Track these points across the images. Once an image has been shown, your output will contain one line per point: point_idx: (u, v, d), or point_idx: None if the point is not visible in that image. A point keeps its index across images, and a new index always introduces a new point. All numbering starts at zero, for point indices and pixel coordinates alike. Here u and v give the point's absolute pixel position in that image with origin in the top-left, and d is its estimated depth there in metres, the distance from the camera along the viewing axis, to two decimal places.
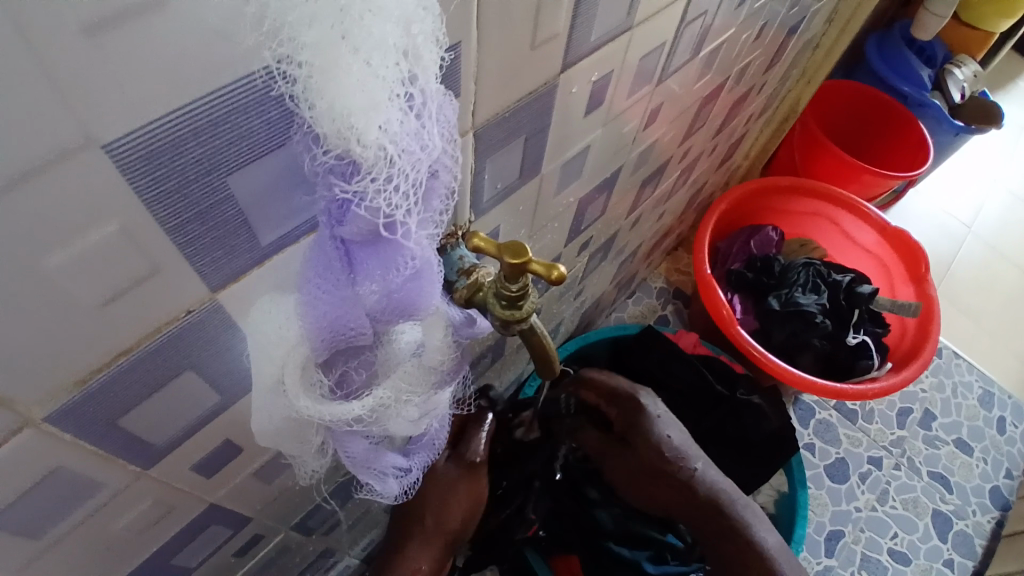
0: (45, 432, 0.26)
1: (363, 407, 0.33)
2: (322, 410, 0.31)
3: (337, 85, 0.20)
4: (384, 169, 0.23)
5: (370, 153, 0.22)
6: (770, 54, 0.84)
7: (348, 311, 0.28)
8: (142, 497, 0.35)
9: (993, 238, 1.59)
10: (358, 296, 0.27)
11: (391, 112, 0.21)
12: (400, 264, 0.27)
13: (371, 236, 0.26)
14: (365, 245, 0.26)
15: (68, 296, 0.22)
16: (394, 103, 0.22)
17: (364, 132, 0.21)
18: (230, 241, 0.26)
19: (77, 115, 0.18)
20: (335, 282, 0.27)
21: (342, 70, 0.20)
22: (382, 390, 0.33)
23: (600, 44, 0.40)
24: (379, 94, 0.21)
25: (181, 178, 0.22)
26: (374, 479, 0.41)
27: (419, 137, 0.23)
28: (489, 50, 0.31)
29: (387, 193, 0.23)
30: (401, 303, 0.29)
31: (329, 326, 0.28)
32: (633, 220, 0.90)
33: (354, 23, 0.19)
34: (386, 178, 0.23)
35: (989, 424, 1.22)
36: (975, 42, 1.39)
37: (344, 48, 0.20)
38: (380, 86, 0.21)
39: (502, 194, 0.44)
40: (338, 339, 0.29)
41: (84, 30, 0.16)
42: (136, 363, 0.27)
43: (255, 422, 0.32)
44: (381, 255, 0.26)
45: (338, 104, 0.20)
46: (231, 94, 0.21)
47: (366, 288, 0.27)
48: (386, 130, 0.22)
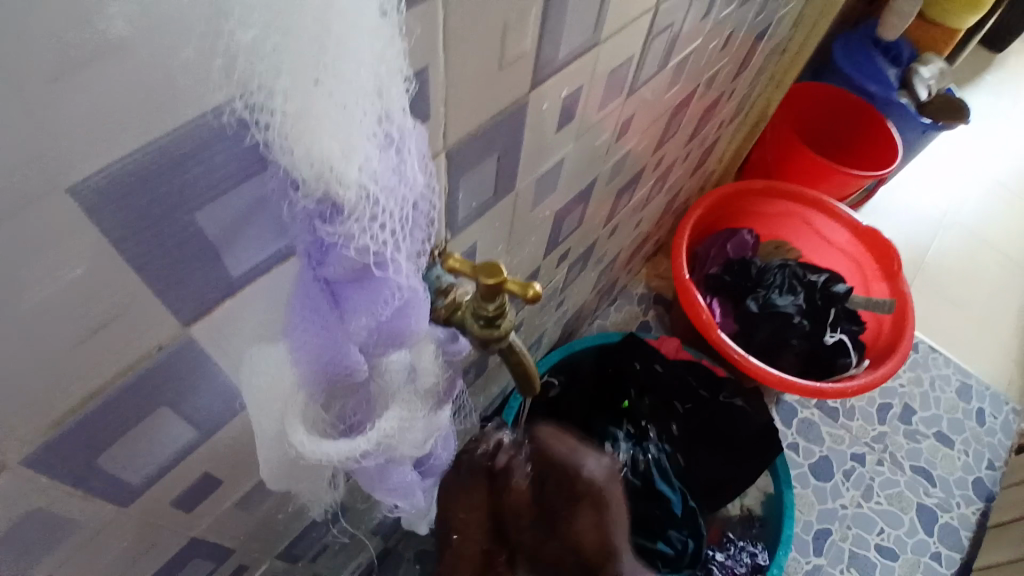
0: (17, 478, 0.25)
1: (368, 441, 0.32)
2: (323, 449, 0.30)
3: (314, 130, 0.20)
4: (367, 210, 0.23)
5: (353, 195, 0.22)
6: (738, 62, 0.85)
7: (341, 349, 0.27)
8: (121, 536, 0.35)
9: (963, 232, 1.63)
10: (350, 333, 0.27)
11: (369, 152, 0.22)
12: (390, 297, 0.26)
13: (357, 274, 0.25)
14: (353, 282, 0.26)
15: (43, 339, 0.22)
16: (371, 143, 0.22)
17: (345, 174, 0.22)
18: (203, 275, 0.26)
19: (44, 162, 0.18)
20: (325, 322, 0.26)
21: (320, 116, 0.20)
22: (384, 422, 0.33)
23: (568, 61, 0.40)
24: (357, 137, 0.21)
25: (148, 216, 0.22)
26: (390, 495, 0.41)
27: (398, 174, 0.24)
28: (457, 73, 0.31)
29: (372, 232, 0.24)
30: (394, 334, 0.28)
31: (322, 365, 0.28)
32: (611, 228, 0.91)
33: (329, 69, 0.19)
34: (370, 217, 0.23)
35: (969, 415, 1.24)
36: (939, 40, 1.43)
37: (319, 94, 0.20)
38: (357, 129, 0.21)
39: (478, 211, 0.44)
40: (332, 377, 0.29)
41: (46, 76, 0.16)
42: (107, 404, 0.27)
43: (261, 465, 0.32)
44: (371, 292, 0.26)
45: (316, 148, 0.21)
46: (200, 134, 0.21)
47: (358, 326, 0.26)
48: (365, 169, 0.22)
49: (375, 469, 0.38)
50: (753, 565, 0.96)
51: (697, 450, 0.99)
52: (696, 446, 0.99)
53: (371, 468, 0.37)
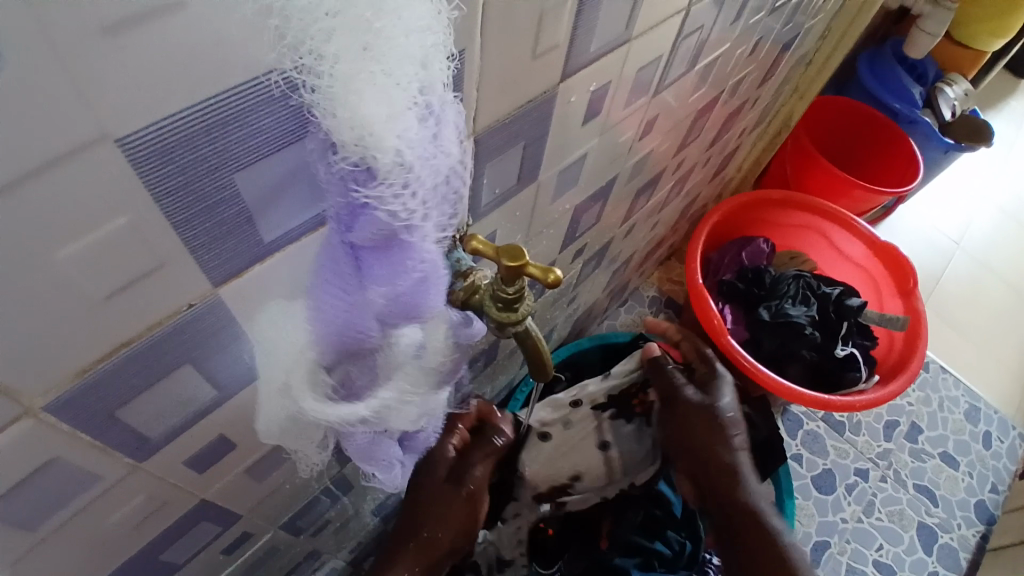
0: (45, 423, 0.26)
1: (365, 409, 0.34)
2: (326, 411, 0.33)
3: (358, 94, 0.21)
4: (400, 176, 0.24)
5: (388, 160, 0.23)
6: (764, 69, 0.85)
7: (358, 315, 0.28)
8: (136, 491, 0.36)
9: (981, 255, 1.61)
10: (368, 301, 0.28)
11: (408, 122, 0.23)
12: (409, 267, 0.27)
13: (383, 240, 0.26)
14: (377, 251, 0.27)
15: (81, 285, 0.23)
16: (411, 112, 0.23)
17: (382, 139, 0.22)
18: (235, 239, 0.26)
19: (95, 111, 0.18)
20: (345, 287, 0.27)
21: (363, 80, 0.21)
22: (385, 393, 0.35)
23: (598, 55, 0.41)
24: (398, 102, 0.22)
25: (188, 177, 0.22)
26: (379, 470, 0.42)
27: (434, 145, 0.25)
28: (491, 58, 0.31)
29: (403, 198, 0.25)
30: (409, 306, 0.29)
31: (338, 329, 0.29)
32: (627, 228, 0.91)
33: (376, 34, 0.20)
34: (402, 184, 0.24)
35: (975, 438, 1.23)
36: (965, 61, 1.42)
37: (364, 59, 0.21)
38: (400, 96, 0.22)
39: (500, 199, 0.45)
40: (345, 341, 0.30)
41: (106, 27, 0.17)
42: (136, 357, 0.27)
43: (261, 421, 0.33)
44: (392, 258, 0.27)
45: (359, 114, 0.22)
46: (247, 96, 0.22)
47: (376, 293, 0.28)
48: (403, 137, 0.23)
49: (365, 442, 0.39)
50: None
51: None
52: None
53: (365, 438, 0.38)
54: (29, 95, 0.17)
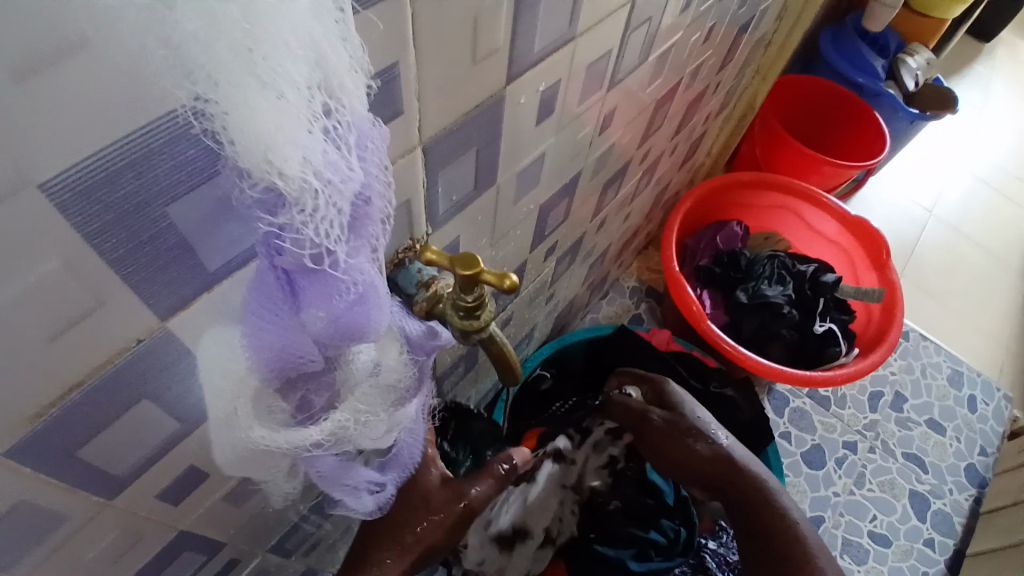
0: (4, 468, 0.26)
1: (320, 431, 0.32)
2: (275, 436, 0.31)
3: (252, 125, 0.20)
4: (312, 203, 0.23)
5: (294, 184, 0.22)
6: (722, 53, 0.86)
7: (292, 339, 0.28)
8: (110, 527, 0.35)
9: (953, 222, 1.64)
10: (303, 323, 0.27)
11: (310, 143, 0.21)
12: (343, 290, 0.27)
13: (308, 267, 0.25)
14: (307, 274, 0.26)
15: (23, 330, 0.22)
16: (312, 131, 0.21)
17: (284, 165, 0.21)
18: (167, 272, 0.26)
19: (13, 160, 0.18)
20: (277, 312, 0.27)
21: (254, 105, 0.19)
22: (339, 413, 0.33)
23: (543, 54, 0.41)
24: (295, 127, 0.21)
25: (111, 217, 0.22)
26: (346, 494, 0.43)
27: (342, 165, 0.24)
28: (428, 67, 0.31)
29: (314, 223, 0.23)
30: (349, 327, 0.28)
31: (275, 356, 0.28)
32: (599, 222, 0.91)
33: (262, 60, 0.19)
34: (314, 208, 0.23)
35: (960, 402, 1.25)
36: (926, 31, 1.44)
37: (255, 85, 0.19)
38: (296, 119, 0.20)
39: (459, 205, 0.45)
40: (284, 367, 0.29)
41: (14, 76, 0.17)
42: (92, 394, 0.27)
43: (216, 449, 0.33)
44: (320, 283, 0.26)
45: (256, 141, 0.20)
46: (157, 131, 0.21)
47: (311, 316, 0.27)
48: (308, 162, 0.22)
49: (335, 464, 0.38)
50: None
51: None
52: None
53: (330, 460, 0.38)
54: None
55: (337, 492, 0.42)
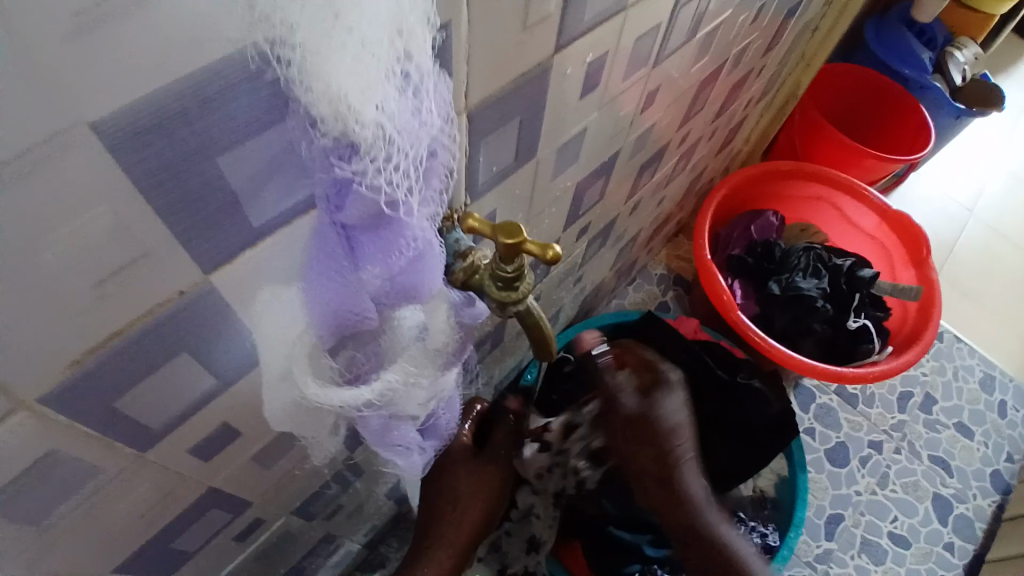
0: (43, 416, 0.26)
1: (371, 392, 0.34)
2: (329, 396, 0.32)
3: (331, 65, 0.20)
4: (383, 149, 0.23)
5: (369, 133, 0.22)
6: (769, 37, 0.83)
7: (352, 296, 0.28)
8: (142, 480, 0.36)
9: (996, 223, 1.58)
10: (362, 281, 0.28)
11: (386, 92, 0.22)
12: (403, 246, 0.27)
13: (374, 219, 0.26)
14: (368, 231, 0.26)
15: (67, 277, 0.22)
16: (390, 81, 0.22)
17: (361, 112, 0.22)
18: (222, 223, 0.26)
19: (65, 99, 0.18)
20: (338, 269, 0.27)
21: (333, 50, 0.20)
22: (390, 374, 0.34)
23: (593, 25, 0.39)
24: (373, 74, 0.21)
25: (170, 161, 0.22)
26: (398, 454, 0.42)
27: (416, 116, 0.24)
28: (480, 30, 0.30)
29: (387, 172, 0.24)
30: (405, 284, 0.29)
31: (334, 311, 0.29)
32: (631, 206, 0.89)
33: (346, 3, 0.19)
34: (386, 156, 0.23)
35: (991, 407, 1.21)
36: (971, 28, 1.38)
37: (337, 28, 0.20)
38: (376, 66, 0.21)
39: (497, 178, 0.44)
40: (342, 324, 0.30)
41: (75, 12, 0.16)
42: (131, 346, 0.27)
43: (267, 407, 0.33)
44: (384, 238, 0.27)
45: (333, 86, 0.21)
46: (224, 76, 0.21)
47: (370, 273, 0.27)
48: (383, 109, 0.22)
49: (379, 426, 0.39)
50: (763, 546, 0.95)
51: (713, 436, 0.98)
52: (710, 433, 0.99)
53: (375, 422, 0.38)
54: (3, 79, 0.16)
55: (388, 453, 0.42)
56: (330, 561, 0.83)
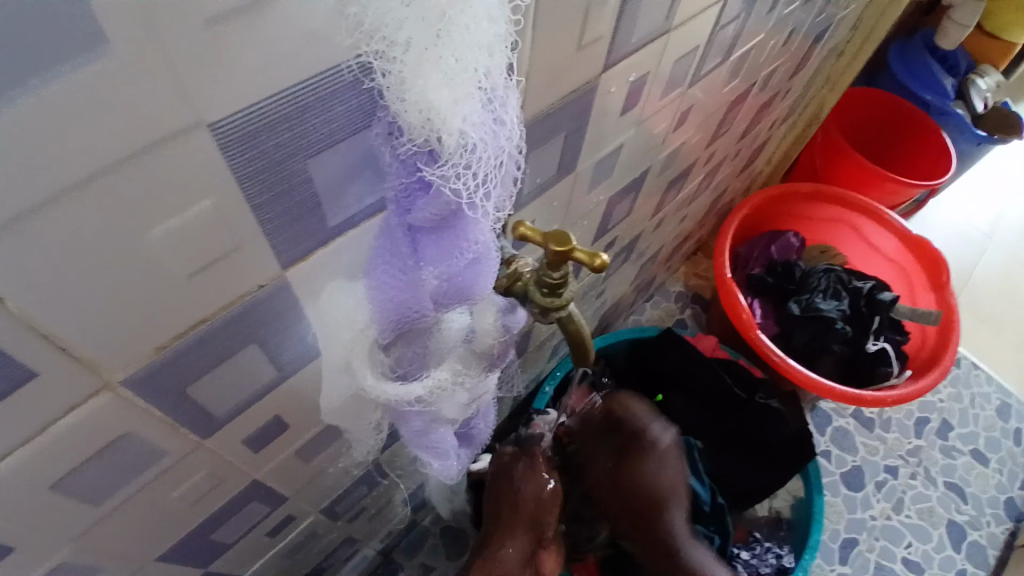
0: (123, 397, 0.28)
1: (422, 388, 0.35)
2: (383, 388, 0.33)
3: (425, 79, 0.22)
4: (462, 158, 0.25)
5: (452, 142, 0.24)
6: (796, 61, 0.84)
7: (412, 294, 0.30)
8: (198, 467, 0.38)
9: (1017, 251, 1.57)
10: (422, 280, 0.30)
11: (473, 105, 0.24)
12: (462, 248, 0.29)
13: (442, 221, 0.28)
14: (434, 232, 0.28)
15: (167, 265, 0.24)
16: (476, 96, 0.24)
17: (448, 122, 0.23)
18: (303, 223, 0.28)
19: (185, 102, 0.20)
20: (402, 267, 0.29)
21: (432, 65, 0.22)
22: (439, 373, 0.36)
23: (638, 47, 0.41)
24: (463, 89, 0.23)
25: (266, 161, 0.24)
26: (434, 459, 0.43)
27: (494, 127, 0.26)
28: (540, 49, 0.32)
29: (464, 178, 0.26)
30: (459, 287, 0.31)
31: (394, 308, 0.30)
32: (656, 222, 0.91)
33: (449, 24, 0.22)
34: (464, 164, 0.25)
35: (1006, 434, 1.21)
36: (996, 53, 1.38)
37: (438, 46, 0.22)
38: (467, 82, 0.23)
39: (539, 189, 0.46)
40: (400, 320, 0.31)
41: (206, 19, 0.18)
42: (210, 335, 0.29)
43: (324, 397, 0.34)
44: (450, 239, 0.29)
45: (426, 98, 0.23)
46: (324, 84, 0.23)
47: (431, 272, 0.29)
48: (467, 122, 0.24)
49: (417, 425, 0.40)
50: (779, 567, 0.95)
51: (726, 453, 1.00)
52: (727, 449, 1.01)
53: (416, 420, 0.39)
54: (142, 80, 0.18)
55: (430, 459, 0.43)
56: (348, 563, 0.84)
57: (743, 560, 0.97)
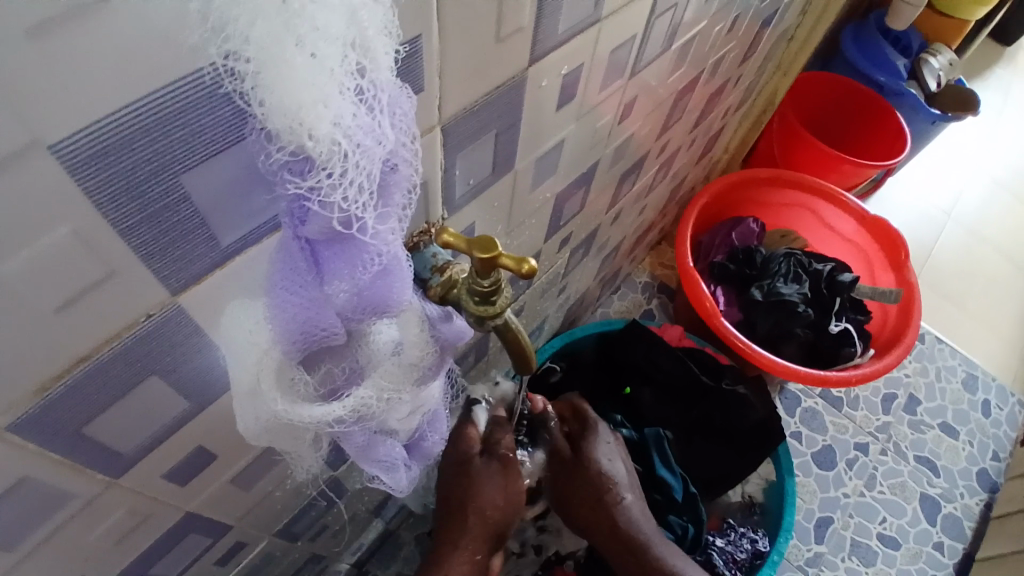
0: (10, 443, 0.26)
1: (343, 407, 0.33)
2: (298, 411, 0.32)
3: (283, 77, 0.20)
4: (339, 163, 0.22)
5: (324, 148, 0.22)
6: (745, 46, 0.84)
7: (317, 311, 0.28)
8: (116, 506, 0.35)
9: (973, 225, 1.61)
10: (327, 296, 0.27)
11: (342, 105, 0.21)
12: (365, 262, 0.27)
13: (334, 235, 0.25)
14: (331, 245, 0.26)
15: (31, 298, 0.22)
16: (345, 96, 0.21)
17: (314, 126, 0.21)
18: (186, 243, 0.25)
19: (19, 119, 0.17)
20: (302, 285, 0.27)
21: (289, 62, 0.20)
22: (363, 391, 0.34)
23: (567, 37, 0.40)
24: (328, 87, 0.21)
25: (133, 179, 0.22)
26: (382, 469, 0.41)
27: (373, 131, 0.23)
28: (452, 44, 0.30)
29: (342, 187, 0.23)
30: (374, 302, 0.29)
31: (298, 326, 0.28)
32: (614, 214, 0.90)
33: (298, 15, 0.19)
34: (342, 171, 0.23)
35: (974, 407, 1.23)
36: (948, 32, 1.41)
37: (290, 40, 0.20)
38: (329, 79, 0.21)
39: (476, 190, 0.44)
40: (309, 341, 0.29)
41: (26, 29, 0.16)
42: (101, 369, 0.27)
43: (240, 423, 0.33)
44: (347, 251, 0.26)
45: (286, 100, 0.20)
46: (182, 92, 0.21)
47: (335, 287, 0.27)
48: (339, 124, 0.22)
49: (360, 439, 0.38)
50: (754, 552, 0.95)
51: (695, 440, 0.99)
52: (696, 436, 1.00)
53: (355, 435, 0.37)
54: None
55: (373, 468, 0.41)
56: None
57: (719, 547, 0.94)
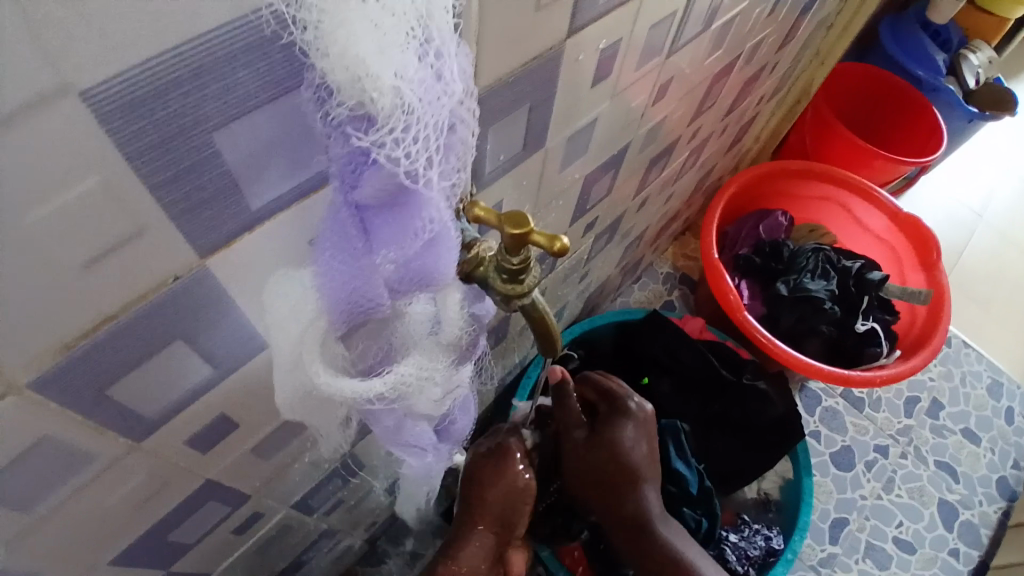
0: (34, 400, 0.25)
1: (384, 384, 0.32)
2: (341, 385, 0.30)
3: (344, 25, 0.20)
4: (400, 120, 0.22)
5: (387, 102, 0.22)
6: (783, 33, 0.81)
7: (364, 282, 0.28)
8: (137, 470, 0.35)
9: (1006, 228, 1.56)
10: (376, 266, 0.27)
11: (405, 59, 0.22)
12: (416, 229, 0.27)
13: (389, 197, 0.26)
14: (384, 210, 0.26)
15: (58, 254, 0.21)
16: (410, 46, 0.22)
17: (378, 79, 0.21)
18: (218, 203, 0.25)
19: (53, 60, 0.17)
20: (352, 252, 0.27)
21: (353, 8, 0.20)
22: (404, 366, 0.33)
23: (607, 9, 0.38)
24: (394, 41, 0.21)
25: (168, 130, 0.21)
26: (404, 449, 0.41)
27: (438, 84, 0.23)
28: (493, 8, 0.29)
29: (405, 143, 0.23)
30: (419, 271, 0.29)
31: (346, 295, 0.28)
32: (640, 201, 0.88)
33: None
34: (403, 128, 0.23)
35: (998, 413, 1.20)
36: (988, 29, 1.36)
37: None
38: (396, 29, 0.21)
39: (506, 166, 0.43)
40: (354, 308, 0.29)
41: None
42: (123, 331, 0.26)
43: (279, 395, 0.31)
44: (398, 218, 0.26)
45: (347, 52, 0.20)
46: (228, 40, 0.20)
47: (384, 257, 0.27)
48: (401, 77, 0.22)
49: (391, 420, 0.38)
50: (767, 549, 0.94)
51: (713, 433, 0.98)
52: (713, 429, 0.99)
53: (389, 416, 0.37)
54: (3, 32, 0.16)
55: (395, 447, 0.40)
56: (329, 555, 0.82)
57: (732, 543, 0.93)
